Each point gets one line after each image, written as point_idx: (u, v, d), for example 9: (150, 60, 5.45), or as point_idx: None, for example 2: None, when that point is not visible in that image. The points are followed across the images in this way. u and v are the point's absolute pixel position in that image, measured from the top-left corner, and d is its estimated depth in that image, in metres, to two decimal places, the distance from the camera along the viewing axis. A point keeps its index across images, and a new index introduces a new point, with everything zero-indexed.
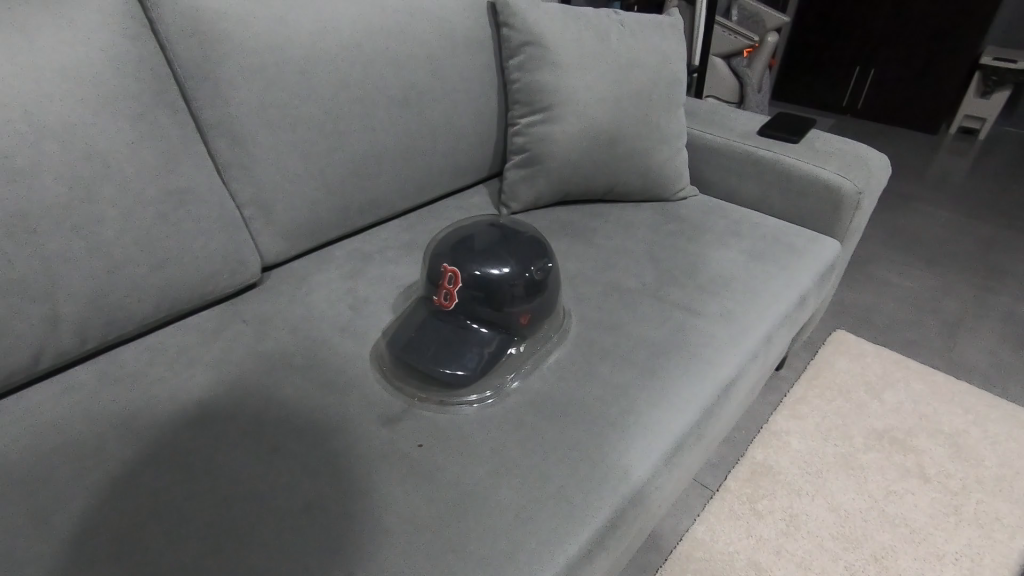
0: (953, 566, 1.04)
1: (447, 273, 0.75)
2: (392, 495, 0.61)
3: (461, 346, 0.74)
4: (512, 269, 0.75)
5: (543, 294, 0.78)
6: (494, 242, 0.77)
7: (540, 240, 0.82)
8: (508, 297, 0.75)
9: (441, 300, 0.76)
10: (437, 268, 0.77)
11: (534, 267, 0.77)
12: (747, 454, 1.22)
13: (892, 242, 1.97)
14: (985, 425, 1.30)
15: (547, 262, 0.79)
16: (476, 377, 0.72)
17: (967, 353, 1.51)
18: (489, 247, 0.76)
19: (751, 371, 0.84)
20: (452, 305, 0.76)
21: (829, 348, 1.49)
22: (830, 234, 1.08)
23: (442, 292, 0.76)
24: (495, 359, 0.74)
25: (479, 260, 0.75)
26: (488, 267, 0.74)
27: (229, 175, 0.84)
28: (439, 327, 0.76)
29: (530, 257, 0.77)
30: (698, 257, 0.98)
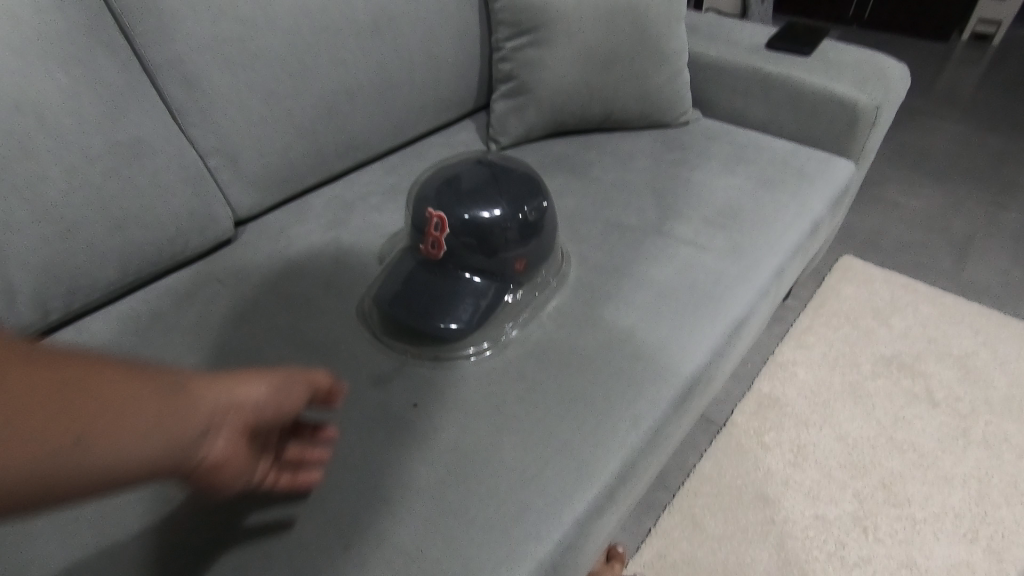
0: (961, 489, 1.03)
1: (432, 218, 0.69)
2: (392, 462, 0.58)
3: (453, 297, 0.69)
4: (503, 210, 0.69)
5: (539, 236, 0.72)
6: (482, 182, 0.71)
7: (532, 176, 0.75)
8: (501, 242, 0.69)
9: (428, 249, 0.70)
10: (421, 214, 0.70)
11: (527, 207, 0.71)
12: (754, 387, 1.19)
13: (900, 160, 1.88)
14: (995, 346, 1.27)
15: (541, 201, 0.73)
16: (472, 331, 0.68)
17: (977, 273, 1.47)
18: (477, 188, 0.70)
19: (763, 305, 0.80)
20: (440, 254, 0.69)
21: (835, 275, 1.45)
22: (843, 154, 1.01)
23: (428, 240, 0.70)
24: (491, 309, 0.69)
25: (467, 202, 0.69)
26: (477, 210, 0.68)
27: (187, 121, 0.76)
28: (428, 277, 0.70)
29: (522, 197, 0.71)
30: (704, 187, 0.91)
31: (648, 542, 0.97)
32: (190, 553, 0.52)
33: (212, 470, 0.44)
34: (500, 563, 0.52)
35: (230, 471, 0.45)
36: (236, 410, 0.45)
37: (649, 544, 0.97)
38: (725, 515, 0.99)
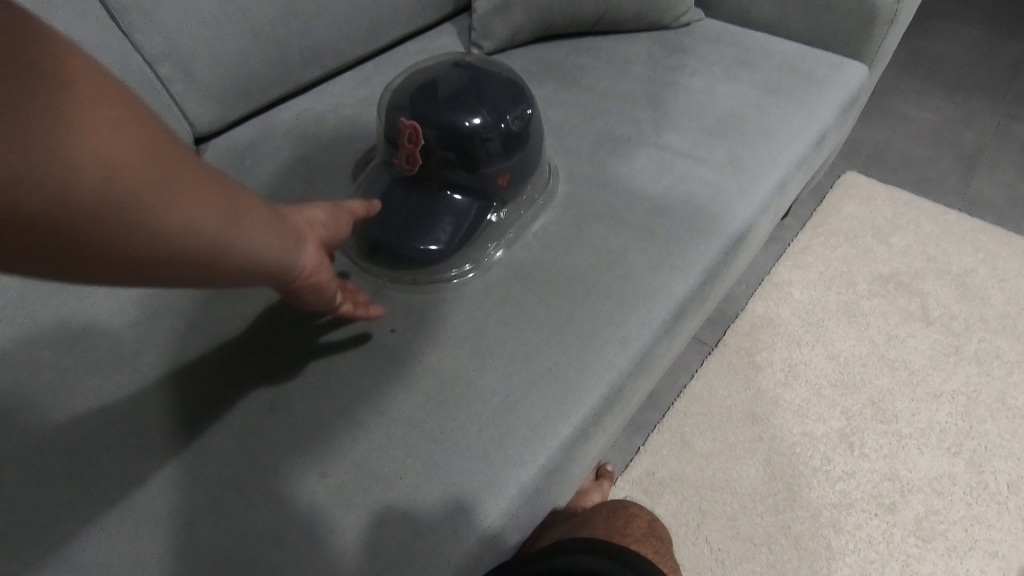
0: (949, 404, 1.04)
1: (406, 129, 0.63)
2: (369, 391, 0.55)
3: (432, 216, 0.64)
4: (483, 119, 0.63)
5: (523, 148, 0.67)
6: (460, 87, 0.64)
7: (516, 81, 0.68)
8: (482, 155, 0.64)
9: (403, 164, 0.64)
10: (394, 125, 0.64)
11: (510, 115, 0.64)
12: (748, 307, 1.17)
13: (912, 69, 1.77)
14: (995, 263, 1.24)
15: (525, 108, 0.66)
16: (454, 252, 0.64)
17: (984, 188, 1.42)
18: (455, 93, 0.63)
19: (763, 221, 0.75)
20: (416, 169, 0.64)
21: (837, 192, 1.39)
22: (856, 57, 0.93)
23: (402, 154, 0.64)
24: (474, 229, 0.65)
25: (444, 109, 0.62)
26: (454, 117, 0.62)
27: (128, 23, 0.68)
28: (405, 194, 0.65)
29: (504, 103, 0.64)
30: (704, 94, 0.84)
31: (638, 460, 0.98)
32: (168, 486, 0.51)
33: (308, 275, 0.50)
34: (480, 488, 0.50)
35: (320, 279, 0.52)
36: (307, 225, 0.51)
37: (638, 462, 0.98)
38: (714, 433, 1.00)
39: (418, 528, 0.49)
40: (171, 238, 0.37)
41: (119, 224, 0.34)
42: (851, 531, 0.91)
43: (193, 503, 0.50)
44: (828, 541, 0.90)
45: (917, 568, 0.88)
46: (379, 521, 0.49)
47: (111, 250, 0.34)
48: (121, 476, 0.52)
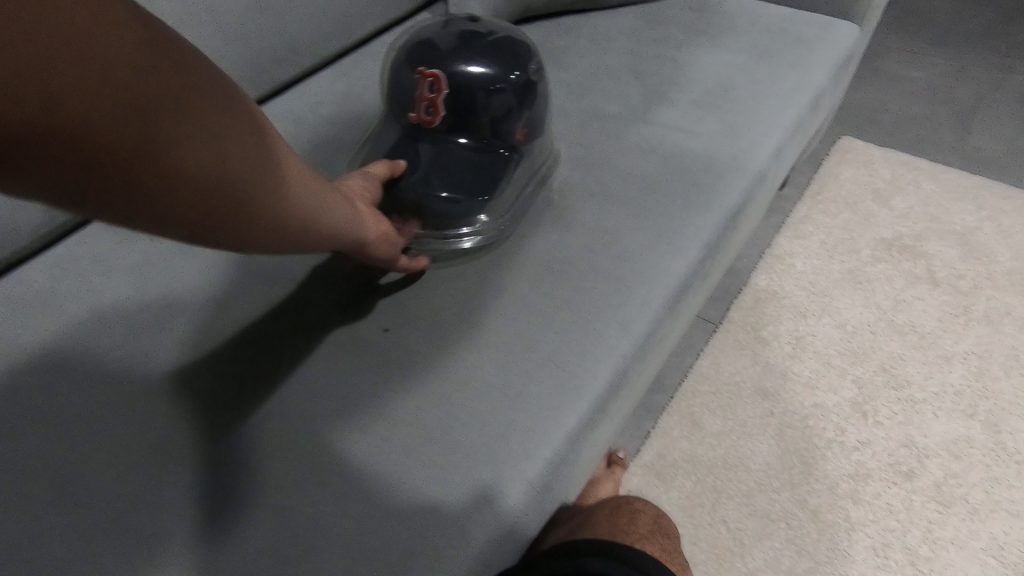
0: (961, 366, 1.02)
1: (425, 77, 0.60)
2: (374, 386, 0.54)
3: (454, 167, 0.62)
4: (499, 69, 0.62)
5: (536, 104, 0.66)
6: (473, 38, 0.62)
7: (522, 39, 0.67)
8: (501, 104, 0.62)
9: (422, 114, 0.61)
10: (410, 77, 0.61)
11: (523, 68, 0.64)
12: (750, 282, 1.15)
13: (901, 28, 1.74)
14: (999, 220, 1.22)
15: (535, 64, 0.66)
16: (478, 206, 0.62)
17: (982, 144, 1.39)
18: (465, 42, 0.62)
19: (761, 191, 0.73)
20: (437, 119, 0.61)
21: (834, 158, 1.37)
22: (845, 17, 0.90)
23: (422, 104, 0.61)
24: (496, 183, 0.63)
25: (459, 56, 0.60)
26: (471, 64, 0.60)
27: None
28: (423, 146, 0.62)
29: (517, 56, 0.64)
30: (690, 65, 0.82)
31: (648, 443, 0.96)
32: (168, 504, 0.49)
33: (383, 235, 0.52)
34: (486, 486, 0.49)
35: (390, 235, 0.53)
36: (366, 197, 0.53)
37: (650, 445, 0.96)
38: (724, 412, 0.98)
39: (424, 525, 0.47)
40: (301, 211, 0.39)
41: (273, 191, 0.35)
42: (869, 501, 0.89)
43: (193, 521, 0.48)
44: (847, 513, 0.88)
45: (939, 533, 0.86)
46: (383, 524, 0.47)
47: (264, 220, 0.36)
48: (125, 490, 0.50)
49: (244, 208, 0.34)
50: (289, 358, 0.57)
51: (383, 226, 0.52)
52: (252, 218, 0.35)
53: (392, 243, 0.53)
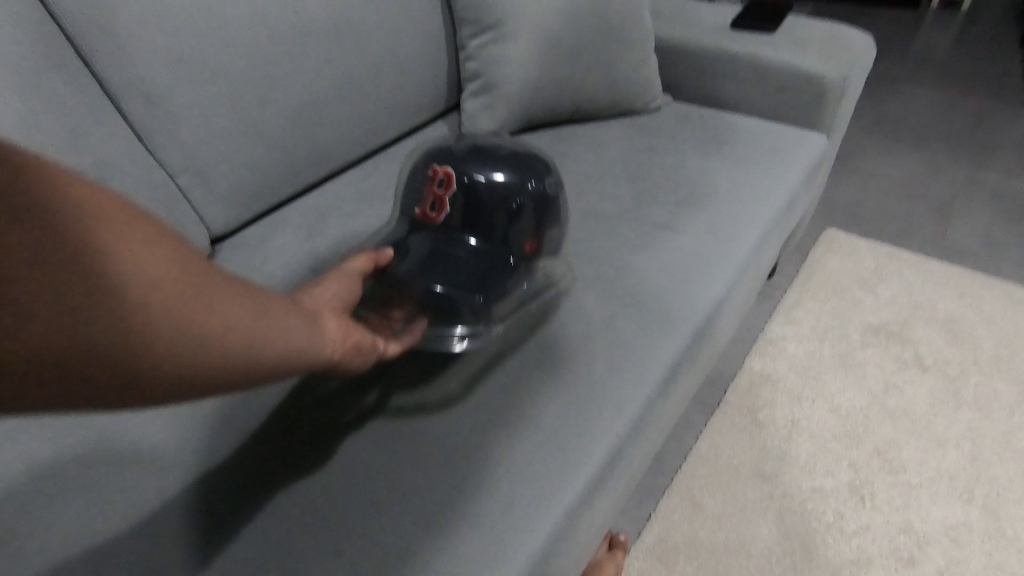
0: (955, 450, 1.04)
1: (439, 177, 0.68)
2: (371, 472, 0.57)
3: (449, 260, 0.65)
4: (511, 178, 0.68)
5: (548, 214, 0.70)
6: (497, 152, 0.70)
7: (545, 159, 0.74)
8: (506, 207, 0.67)
9: (429, 208, 0.68)
10: (428, 176, 0.69)
11: (536, 181, 0.69)
12: (745, 365, 1.20)
13: (877, 130, 1.89)
14: (981, 308, 1.28)
15: (551, 180, 0.71)
16: (471, 307, 0.64)
17: (960, 237, 1.48)
18: (488, 154, 0.69)
19: (742, 284, 0.81)
20: (440, 213, 0.67)
21: (820, 248, 1.45)
22: (814, 128, 1.01)
23: (430, 199, 0.68)
24: (494, 289, 0.65)
25: (475, 163, 0.68)
26: (486, 172, 0.67)
27: (154, 142, 0.75)
28: (427, 239, 0.67)
29: (533, 171, 0.70)
30: (676, 169, 0.92)
31: (649, 526, 0.97)
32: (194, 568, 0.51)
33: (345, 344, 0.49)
34: (489, 560, 0.52)
35: (354, 344, 0.50)
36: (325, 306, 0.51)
37: (651, 528, 0.97)
38: (723, 494, 1.00)
39: None
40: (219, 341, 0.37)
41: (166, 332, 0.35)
42: None
43: None
44: None
45: None
46: None
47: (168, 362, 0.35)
48: (155, 548, 0.52)
49: (133, 356, 0.34)
50: (309, 432, 0.60)
51: (354, 337, 0.50)
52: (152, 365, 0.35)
53: (365, 353, 0.52)
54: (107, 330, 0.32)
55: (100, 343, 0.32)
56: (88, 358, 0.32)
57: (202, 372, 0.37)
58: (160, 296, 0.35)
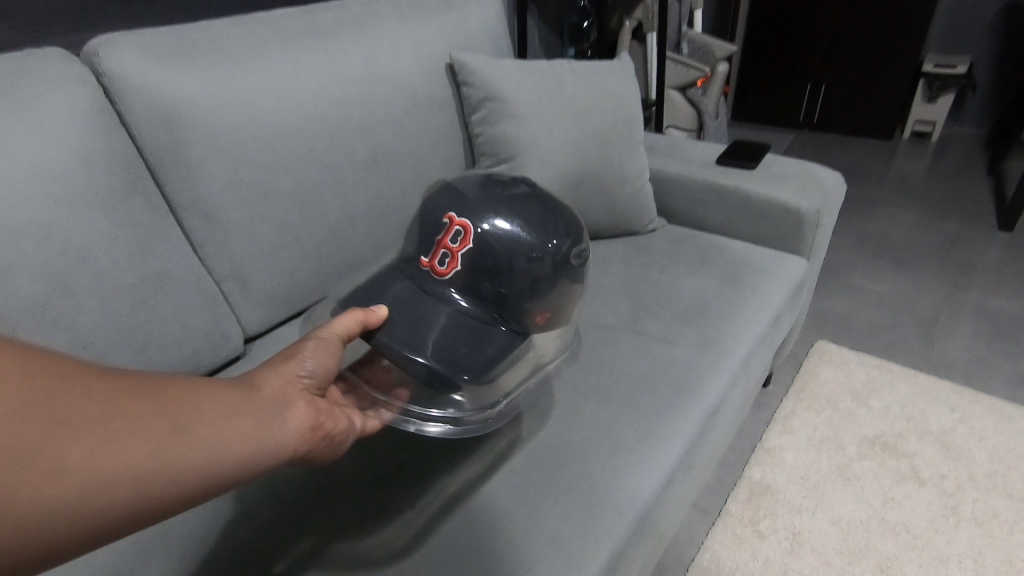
0: (958, 569, 1.04)
1: (454, 229, 0.66)
2: (368, 558, 0.61)
3: (439, 322, 0.61)
4: (525, 238, 0.67)
5: (552, 279, 0.68)
6: (520, 208, 0.69)
7: (568, 224, 0.73)
8: (512, 269, 0.65)
9: (438, 263, 0.65)
10: (444, 223, 0.68)
11: (550, 245, 0.68)
12: (745, 474, 1.22)
13: (860, 248, 2.01)
14: (972, 422, 1.32)
15: (566, 246, 0.70)
16: (460, 384, 0.60)
17: (946, 351, 1.55)
18: (508, 217, 0.68)
19: (734, 394, 0.87)
20: (445, 267, 0.65)
21: (812, 359, 1.52)
22: (795, 252, 1.12)
23: (440, 251, 0.66)
24: (489, 364, 0.61)
25: (495, 218, 0.67)
26: (505, 235, 0.66)
27: (206, 253, 0.85)
28: (429, 299, 0.63)
29: (549, 234, 0.69)
30: (670, 286, 1.01)
31: None
32: None
33: (316, 430, 0.53)
34: None
35: (323, 429, 0.54)
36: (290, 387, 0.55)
37: None
38: None
39: None
40: (195, 448, 0.43)
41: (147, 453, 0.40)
42: None
43: None
44: None
45: None
46: None
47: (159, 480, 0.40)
48: None
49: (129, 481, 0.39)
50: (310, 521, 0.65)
51: (321, 426, 0.54)
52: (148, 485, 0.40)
53: (332, 440, 0.56)
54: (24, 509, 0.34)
55: (91, 493, 0.37)
56: (65, 519, 0.36)
57: (187, 483, 0.42)
58: (127, 426, 0.40)
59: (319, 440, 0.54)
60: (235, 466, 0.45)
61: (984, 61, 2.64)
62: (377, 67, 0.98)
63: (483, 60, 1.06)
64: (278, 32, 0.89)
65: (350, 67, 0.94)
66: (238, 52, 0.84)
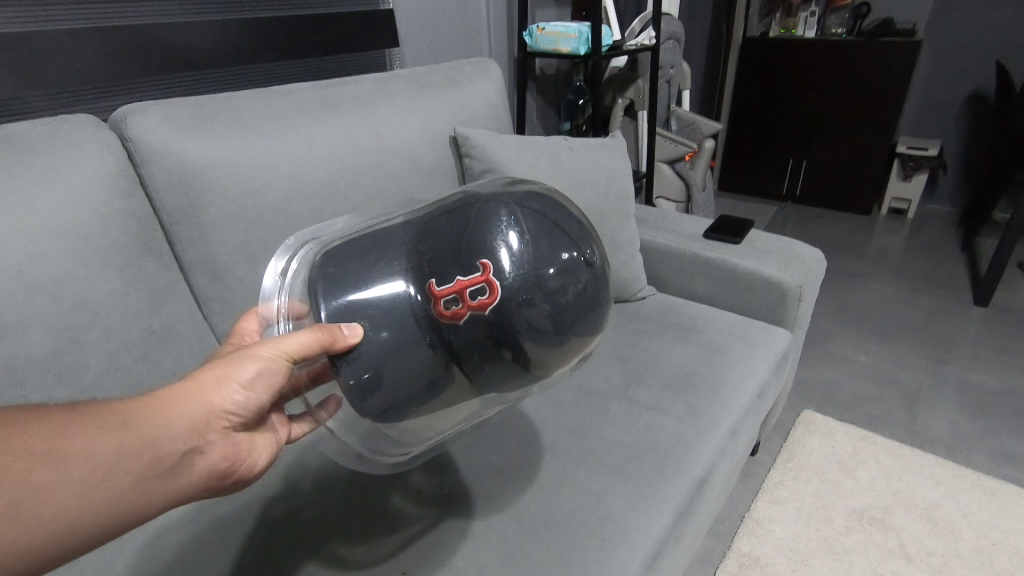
0: None
1: (480, 269, 0.47)
2: None
3: (393, 354, 0.49)
4: (538, 279, 0.48)
5: (554, 336, 0.50)
6: (548, 241, 0.50)
7: (598, 278, 0.53)
8: (507, 312, 0.47)
9: (441, 304, 0.48)
10: (473, 240, 0.49)
11: (567, 295, 0.49)
12: (733, 546, 1.21)
13: (843, 319, 2.07)
14: (957, 497, 1.33)
15: (585, 303, 0.51)
16: (369, 415, 0.52)
17: (930, 425, 1.57)
18: (538, 226, 0.51)
19: (721, 464, 0.88)
20: (444, 308, 0.48)
21: (799, 429, 1.54)
22: (779, 324, 1.16)
23: (451, 284, 0.48)
24: (421, 406, 0.53)
25: (511, 248, 0.49)
26: (521, 268, 0.48)
27: (210, 309, 0.87)
28: (402, 315, 0.50)
29: (572, 285, 0.50)
30: (659, 354, 1.04)
31: None
32: None
33: (226, 468, 0.52)
34: None
35: (233, 465, 0.53)
36: (213, 416, 0.50)
37: None
38: None
39: None
40: (138, 465, 0.44)
41: (92, 479, 0.41)
42: None
43: None
44: None
45: None
46: None
47: (110, 498, 0.42)
48: None
49: (96, 494, 0.41)
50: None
51: (230, 465, 0.53)
52: (112, 495, 0.42)
53: (243, 472, 0.55)
54: (30, 530, 0.38)
55: (74, 504, 0.40)
56: (69, 525, 0.40)
57: (145, 490, 0.44)
58: (65, 456, 0.41)
59: (229, 473, 0.53)
60: (139, 506, 0.44)
61: (953, 145, 2.81)
62: (387, 139, 1.04)
63: (485, 135, 1.13)
64: (296, 105, 0.95)
65: (361, 137, 1.00)
66: (257, 122, 0.89)
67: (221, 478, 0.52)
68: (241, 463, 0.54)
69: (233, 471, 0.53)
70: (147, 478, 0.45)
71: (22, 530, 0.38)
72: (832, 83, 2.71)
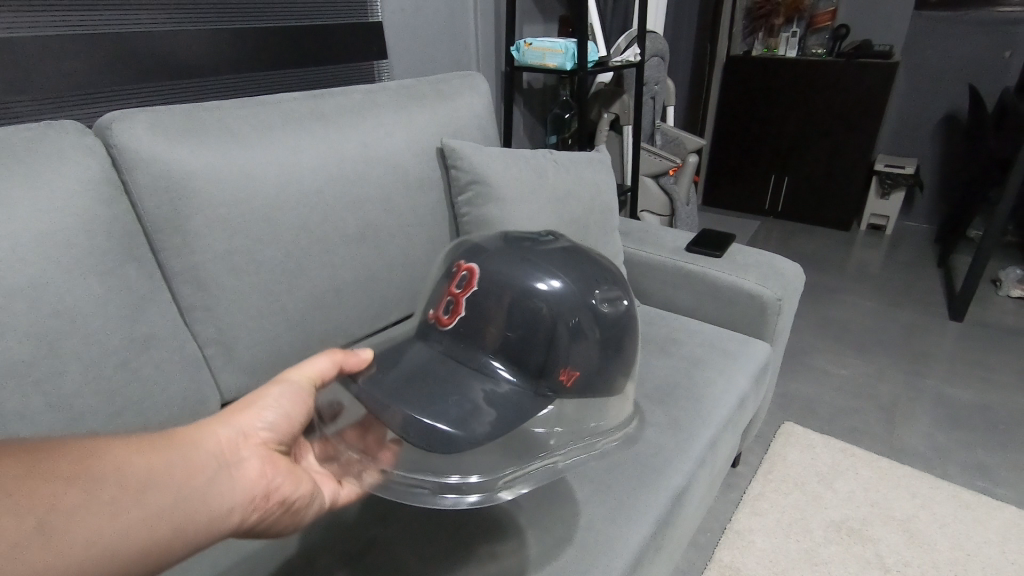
0: None
1: (462, 278, 0.66)
2: None
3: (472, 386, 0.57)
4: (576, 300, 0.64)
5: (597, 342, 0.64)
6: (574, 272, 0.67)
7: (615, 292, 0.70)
8: (561, 328, 0.62)
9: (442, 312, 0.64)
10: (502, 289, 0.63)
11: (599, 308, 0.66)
12: (714, 557, 1.22)
13: (824, 333, 2.11)
14: (932, 509, 1.35)
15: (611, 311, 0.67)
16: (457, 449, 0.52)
17: (906, 438, 1.60)
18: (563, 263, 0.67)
19: (701, 475, 0.89)
20: (449, 315, 0.63)
21: (779, 441, 1.55)
22: (759, 337, 1.18)
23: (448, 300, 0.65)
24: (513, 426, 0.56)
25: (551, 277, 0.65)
26: (566, 295, 0.64)
27: (192, 317, 0.87)
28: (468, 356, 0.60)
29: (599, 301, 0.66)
30: (642, 365, 1.05)
31: None
32: None
33: (270, 493, 0.49)
34: None
35: (277, 493, 0.50)
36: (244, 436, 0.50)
37: None
38: None
39: None
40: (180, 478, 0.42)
41: (136, 490, 0.39)
42: None
43: None
44: None
45: None
46: None
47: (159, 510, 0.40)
48: None
49: (143, 508, 0.39)
50: None
51: (274, 491, 0.50)
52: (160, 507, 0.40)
53: (291, 506, 0.51)
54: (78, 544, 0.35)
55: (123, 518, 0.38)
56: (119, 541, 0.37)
57: (191, 505, 0.42)
58: (108, 468, 0.39)
59: (275, 503, 0.50)
60: (188, 523, 0.41)
61: (929, 164, 2.88)
62: (374, 149, 1.05)
63: (472, 147, 1.14)
64: (284, 115, 0.96)
65: (348, 148, 1.01)
66: (244, 131, 0.89)
67: (267, 499, 0.49)
68: (285, 484, 0.51)
69: (278, 493, 0.50)
70: (191, 491, 0.42)
71: (64, 548, 0.35)
72: (812, 101, 2.78)
